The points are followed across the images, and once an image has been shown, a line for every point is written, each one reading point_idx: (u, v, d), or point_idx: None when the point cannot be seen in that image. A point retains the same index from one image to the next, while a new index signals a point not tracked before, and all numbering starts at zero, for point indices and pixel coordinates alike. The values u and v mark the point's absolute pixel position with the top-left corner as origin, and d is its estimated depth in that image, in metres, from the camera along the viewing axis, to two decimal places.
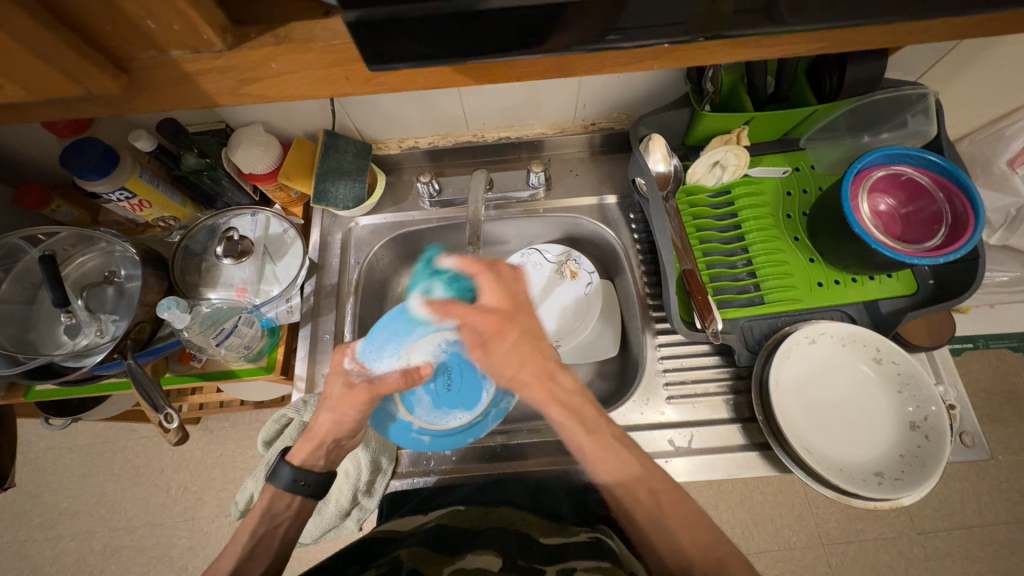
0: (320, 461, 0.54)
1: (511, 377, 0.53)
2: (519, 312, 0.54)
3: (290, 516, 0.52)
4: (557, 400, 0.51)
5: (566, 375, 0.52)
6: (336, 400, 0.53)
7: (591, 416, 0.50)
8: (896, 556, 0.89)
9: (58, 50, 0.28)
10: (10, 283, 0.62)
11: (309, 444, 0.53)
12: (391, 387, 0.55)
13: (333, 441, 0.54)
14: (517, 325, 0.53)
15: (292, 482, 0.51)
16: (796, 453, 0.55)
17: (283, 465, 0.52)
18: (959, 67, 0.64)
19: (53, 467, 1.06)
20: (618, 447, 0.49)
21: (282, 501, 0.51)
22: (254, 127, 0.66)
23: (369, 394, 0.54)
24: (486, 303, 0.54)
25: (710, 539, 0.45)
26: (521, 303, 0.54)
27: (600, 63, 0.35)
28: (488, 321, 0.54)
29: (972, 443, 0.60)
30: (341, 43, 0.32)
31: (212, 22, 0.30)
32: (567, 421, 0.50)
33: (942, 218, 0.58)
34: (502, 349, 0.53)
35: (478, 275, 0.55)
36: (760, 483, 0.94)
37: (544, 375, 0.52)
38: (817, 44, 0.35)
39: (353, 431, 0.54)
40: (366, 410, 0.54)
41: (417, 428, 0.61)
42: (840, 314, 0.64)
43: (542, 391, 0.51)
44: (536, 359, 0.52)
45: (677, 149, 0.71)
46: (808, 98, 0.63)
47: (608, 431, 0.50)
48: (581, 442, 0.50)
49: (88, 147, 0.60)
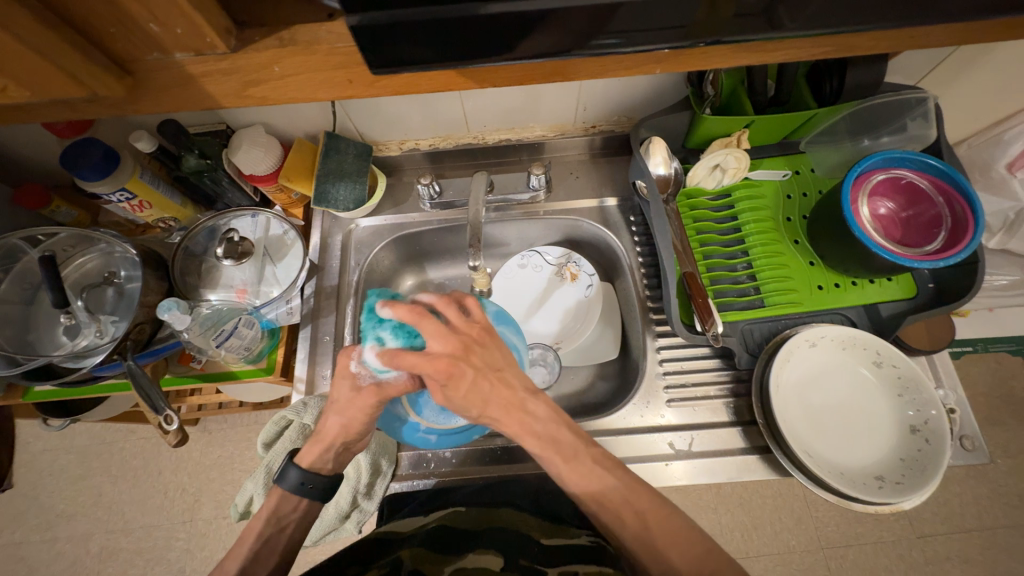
0: (327, 464, 0.54)
1: (478, 416, 0.47)
2: (469, 349, 0.46)
3: (297, 519, 0.52)
4: (532, 433, 0.47)
5: (537, 402, 0.48)
6: (344, 404, 0.51)
7: (568, 441, 0.48)
8: (895, 559, 0.89)
9: (64, 53, 0.28)
10: (10, 283, 0.62)
11: (317, 447, 0.53)
12: (400, 391, 0.51)
13: (342, 444, 0.53)
14: (471, 363, 0.46)
15: (298, 484, 0.51)
16: (797, 457, 0.55)
17: (292, 468, 0.52)
18: (959, 71, 0.64)
19: (50, 468, 1.06)
20: (608, 472, 0.47)
21: (288, 504, 0.52)
22: (255, 128, 0.66)
23: (376, 397, 0.50)
24: (434, 346, 0.45)
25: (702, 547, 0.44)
26: (468, 340, 0.47)
27: (603, 66, 0.35)
28: (437, 367, 0.44)
29: (973, 446, 0.60)
30: (345, 46, 0.32)
31: (217, 25, 0.30)
32: (545, 452, 0.48)
33: (942, 221, 0.58)
34: (462, 392, 0.46)
35: (418, 318, 0.45)
36: (760, 486, 0.94)
37: (512, 407, 0.47)
38: (817, 50, 0.36)
39: (361, 434, 0.53)
40: (373, 412, 0.51)
41: (427, 429, 0.60)
42: (841, 317, 0.64)
43: (517, 424, 0.47)
44: (501, 393, 0.47)
45: (677, 151, 0.71)
46: (808, 102, 0.63)
47: (586, 455, 0.48)
48: (557, 468, 0.48)
49: (89, 148, 0.60)
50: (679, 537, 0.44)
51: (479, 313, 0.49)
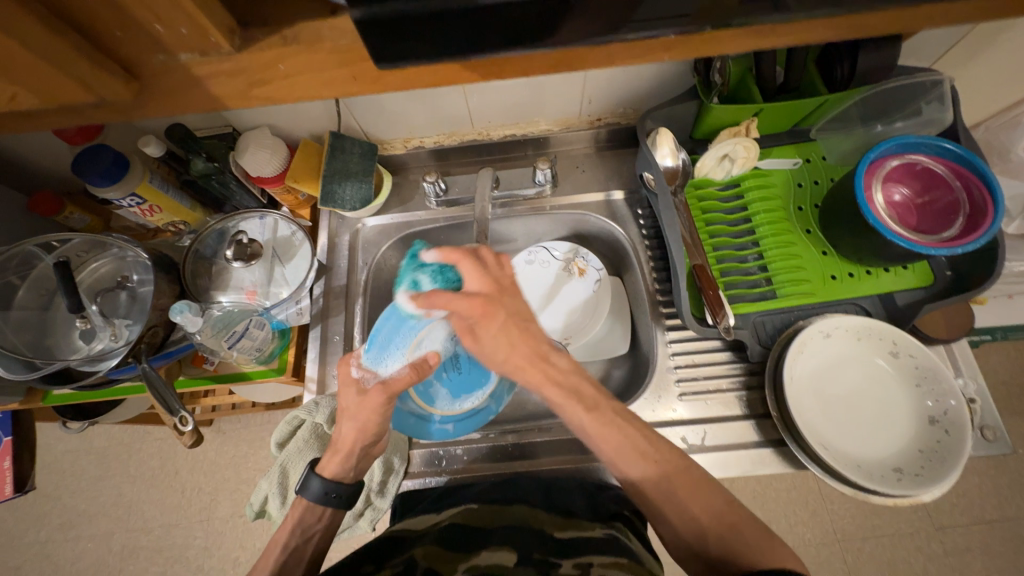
0: (350, 473, 0.54)
1: (505, 362, 0.48)
2: (503, 292, 0.48)
3: (321, 528, 0.53)
4: (554, 382, 0.47)
5: (561, 355, 0.48)
6: (354, 409, 0.51)
7: (590, 394, 0.47)
8: (913, 552, 0.88)
9: (69, 58, 0.28)
10: (27, 290, 0.64)
11: (338, 457, 0.53)
12: (405, 383, 0.52)
13: (361, 450, 0.53)
14: (503, 306, 0.47)
15: (323, 494, 0.52)
16: (812, 449, 0.54)
17: (313, 478, 0.52)
18: (975, 52, 0.62)
19: (71, 469, 1.08)
20: (630, 427, 0.47)
21: (313, 515, 0.52)
22: (261, 131, 0.67)
23: (384, 395, 0.51)
24: (469, 288, 0.48)
25: (721, 502, 0.44)
26: (506, 283, 0.49)
27: (608, 57, 0.35)
28: (472, 305, 0.47)
29: (994, 437, 0.59)
30: (347, 43, 0.32)
31: (219, 26, 0.30)
32: (566, 401, 0.47)
33: (959, 207, 0.57)
34: (492, 332, 0.47)
35: (456, 259, 0.48)
36: (773, 480, 0.93)
37: (537, 357, 0.47)
38: (826, 31, 0.35)
39: (377, 437, 0.53)
40: (385, 411, 0.52)
41: (438, 416, 0.63)
42: (855, 308, 0.63)
43: (538, 373, 0.47)
44: (528, 344, 0.47)
45: (685, 143, 0.71)
46: (818, 88, 0.62)
47: (609, 407, 0.47)
48: (580, 420, 0.47)
49: (99, 154, 0.60)
50: (696, 495, 0.44)
51: (513, 268, 0.50)
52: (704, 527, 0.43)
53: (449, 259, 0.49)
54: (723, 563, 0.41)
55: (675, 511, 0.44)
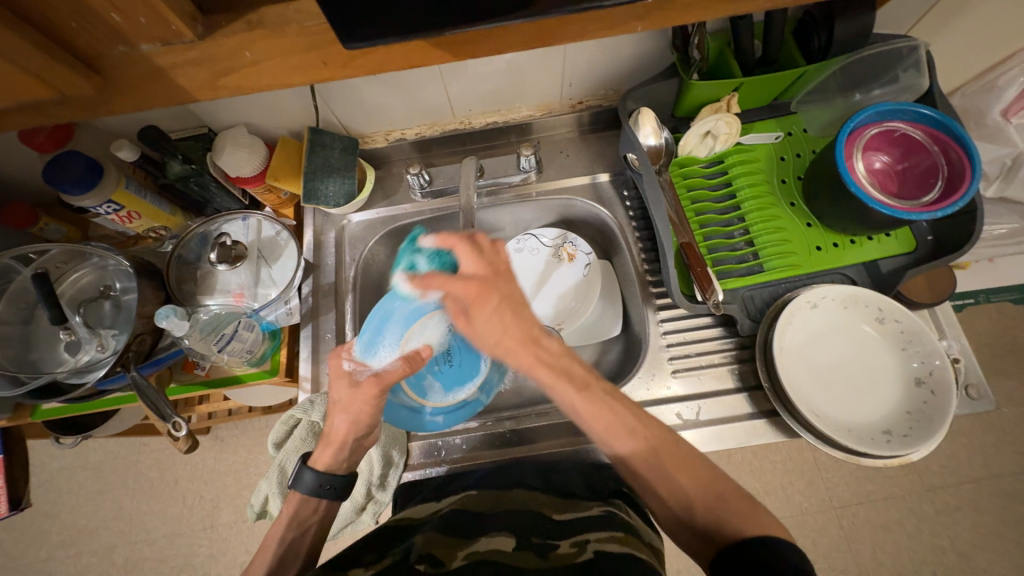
0: (343, 465, 0.54)
1: (496, 343, 0.48)
2: (500, 275, 0.49)
3: (318, 519, 0.53)
4: (545, 364, 0.47)
5: (551, 338, 0.48)
6: (346, 402, 0.51)
7: (580, 373, 0.48)
8: (906, 514, 0.90)
9: (25, 52, 0.27)
10: (6, 303, 0.62)
11: (331, 448, 0.53)
12: (398, 375, 0.51)
13: (354, 441, 0.53)
14: (498, 289, 0.48)
15: (316, 486, 0.52)
16: (804, 417, 0.55)
17: (306, 471, 0.52)
18: (949, 15, 0.63)
19: (68, 486, 1.07)
20: (621, 407, 0.47)
21: (308, 508, 0.52)
22: (238, 129, 0.65)
23: (378, 387, 0.51)
24: (465, 269, 0.49)
25: (707, 474, 0.45)
26: (502, 266, 0.49)
27: (582, 29, 0.34)
28: (469, 288, 0.47)
29: (978, 395, 0.60)
30: (313, 25, 0.31)
31: (180, 13, 0.29)
32: (557, 382, 0.47)
33: (938, 171, 0.57)
34: (485, 315, 0.47)
35: (453, 244, 0.49)
36: (769, 452, 0.95)
37: (529, 339, 0.47)
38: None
39: (369, 428, 0.53)
40: (379, 403, 0.52)
41: (431, 409, 0.64)
42: (840, 277, 0.63)
43: (530, 355, 0.47)
44: (519, 326, 0.47)
45: (667, 121, 0.71)
46: (796, 60, 0.62)
47: (600, 388, 0.47)
48: (569, 397, 0.47)
49: (70, 162, 0.59)
50: (683, 467, 0.45)
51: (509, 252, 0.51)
52: (692, 499, 0.43)
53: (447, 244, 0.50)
54: (709, 532, 0.41)
55: (665, 482, 0.45)
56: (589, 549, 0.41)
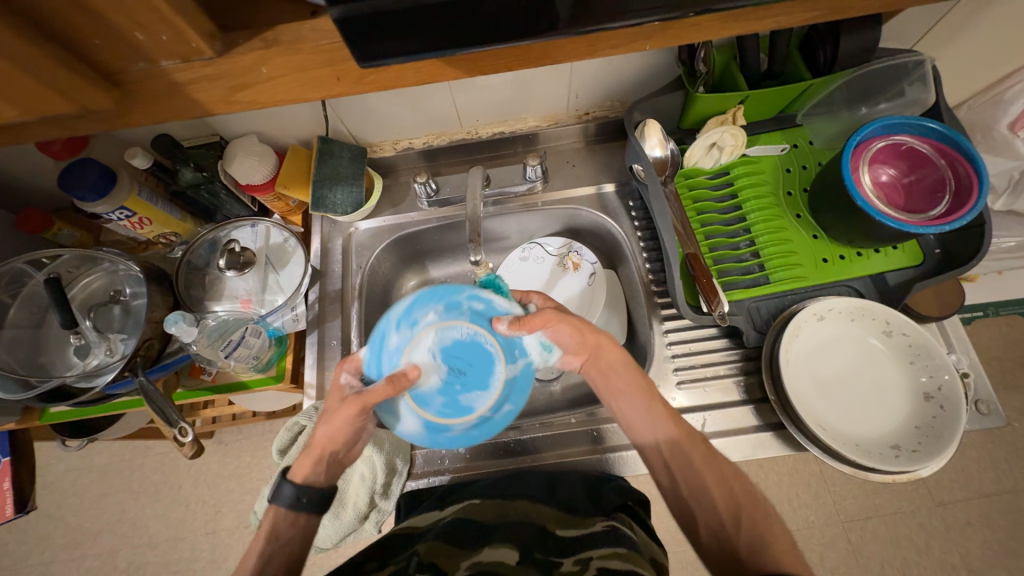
0: (321, 477, 0.53)
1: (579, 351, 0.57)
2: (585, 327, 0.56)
3: (296, 535, 0.52)
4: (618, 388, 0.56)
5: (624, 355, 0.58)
6: (332, 412, 0.51)
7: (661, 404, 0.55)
8: (916, 529, 0.89)
9: (48, 67, 0.28)
10: (18, 307, 0.63)
11: (309, 458, 0.53)
12: (378, 396, 0.49)
13: (330, 454, 0.53)
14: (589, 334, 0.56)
15: (294, 499, 0.51)
16: (811, 431, 0.54)
17: (286, 484, 0.52)
18: (955, 31, 0.63)
19: (72, 489, 1.07)
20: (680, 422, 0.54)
21: (286, 521, 0.51)
22: (249, 138, 0.67)
23: (357, 406, 0.49)
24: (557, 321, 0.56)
25: (741, 500, 0.48)
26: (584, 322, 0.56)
27: (591, 47, 0.35)
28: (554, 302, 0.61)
29: (988, 410, 0.60)
30: (329, 43, 0.31)
31: (200, 31, 0.30)
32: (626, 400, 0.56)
33: (945, 185, 0.57)
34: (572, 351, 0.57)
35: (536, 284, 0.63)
36: (775, 464, 0.94)
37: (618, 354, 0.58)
38: (807, 14, 0.35)
39: (347, 441, 0.53)
40: (357, 421, 0.50)
41: (493, 411, 0.53)
42: (847, 289, 0.63)
43: (617, 363, 0.56)
44: (608, 361, 0.57)
45: (673, 133, 0.71)
46: (802, 73, 0.62)
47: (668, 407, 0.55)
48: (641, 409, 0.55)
49: (85, 168, 0.60)
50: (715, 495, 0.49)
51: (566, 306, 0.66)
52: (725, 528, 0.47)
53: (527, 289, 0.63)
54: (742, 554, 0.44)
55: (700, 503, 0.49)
56: (592, 568, 0.41)
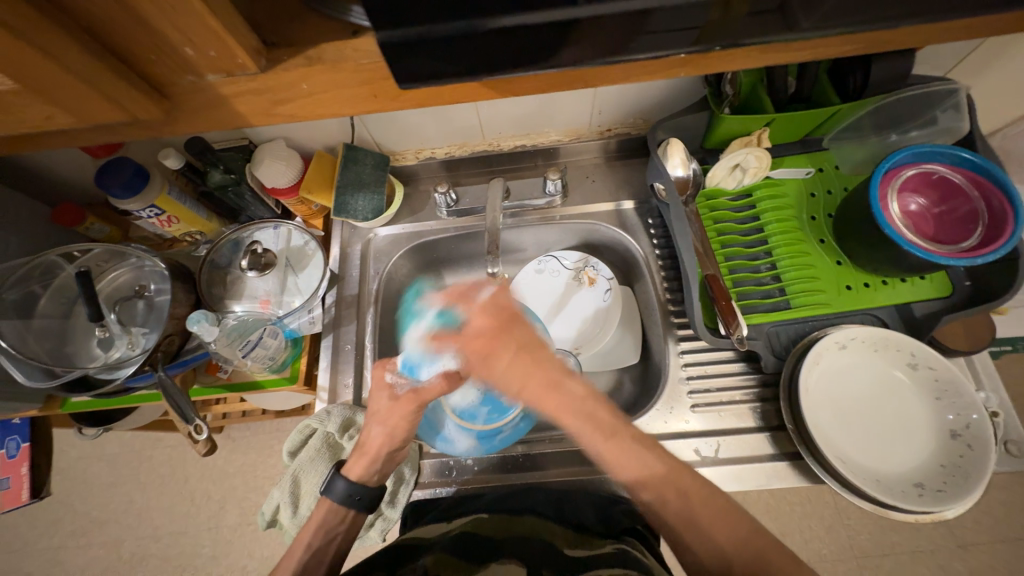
0: (373, 477, 0.55)
1: (519, 392, 0.49)
2: (508, 323, 0.51)
3: (343, 531, 0.53)
4: (568, 410, 0.47)
5: (573, 380, 0.48)
6: (385, 413, 0.53)
7: (607, 419, 0.47)
8: (935, 570, 0.85)
9: (104, 78, 0.29)
10: (48, 298, 0.65)
11: (363, 460, 0.54)
12: (436, 392, 0.53)
13: (386, 454, 0.54)
14: (509, 338, 0.50)
15: (346, 496, 0.52)
16: (829, 463, 0.53)
17: (338, 480, 0.53)
18: (993, 60, 0.62)
19: (83, 476, 1.09)
20: (648, 453, 0.47)
21: (336, 516, 0.53)
22: (277, 143, 0.68)
23: (415, 403, 0.53)
24: (474, 325, 0.52)
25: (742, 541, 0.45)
26: (507, 317, 0.52)
27: (623, 73, 0.35)
28: (476, 343, 0.50)
29: (1019, 452, 0.57)
30: (369, 62, 0.32)
31: (247, 47, 0.31)
32: (583, 430, 0.47)
33: (978, 216, 0.56)
34: (502, 364, 0.49)
35: (457, 301, 0.56)
36: (788, 493, 0.91)
37: (550, 386, 0.48)
38: (846, 47, 0.34)
39: (404, 442, 0.54)
40: (414, 418, 0.54)
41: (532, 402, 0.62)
42: (872, 318, 0.62)
43: (553, 402, 0.47)
44: (539, 370, 0.48)
45: (696, 152, 0.70)
46: (832, 98, 0.61)
47: (626, 434, 0.47)
48: (597, 448, 0.46)
49: (121, 167, 0.62)
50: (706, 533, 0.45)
51: (513, 298, 0.54)
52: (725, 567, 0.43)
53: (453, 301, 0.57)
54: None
55: (699, 538, 0.44)
56: None
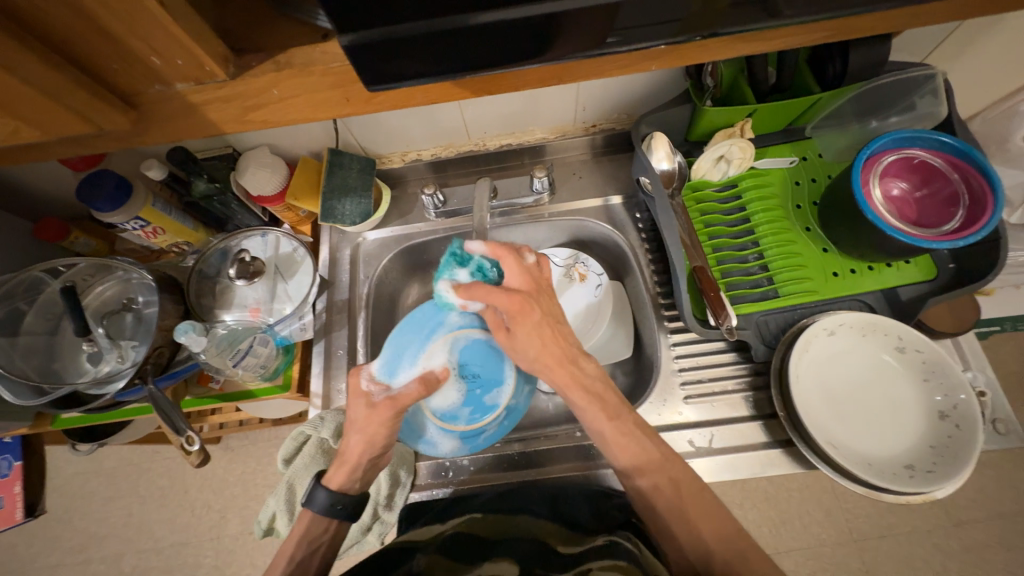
0: (354, 485, 0.54)
1: (534, 359, 0.49)
2: (540, 292, 0.50)
3: (327, 541, 0.54)
4: (582, 386, 0.49)
5: (590, 360, 0.49)
6: (362, 422, 0.52)
7: (613, 402, 0.49)
8: (932, 549, 0.86)
9: (70, 91, 0.29)
10: (35, 314, 0.65)
11: (344, 469, 0.53)
12: (413, 397, 0.53)
13: (368, 462, 0.53)
14: (540, 305, 0.49)
15: (329, 506, 0.52)
16: (820, 448, 0.54)
17: (320, 489, 0.53)
18: (968, 44, 0.62)
19: (80, 492, 1.09)
20: (647, 435, 0.49)
21: (319, 526, 0.53)
22: (261, 150, 0.68)
23: (393, 409, 0.52)
24: (510, 283, 0.50)
25: (734, 529, 0.45)
26: (541, 287, 0.51)
27: (597, 69, 0.35)
28: (511, 301, 0.48)
29: (1007, 430, 0.58)
30: (340, 66, 0.32)
31: (213, 54, 0.31)
32: (592, 408, 0.49)
33: (959, 199, 0.56)
34: (526, 329, 0.49)
35: (500, 256, 0.51)
36: (786, 480, 0.92)
37: (567, 361, 0.49)
38: (815, 35, 0.34)
39: (383, 449, 0.53)
40: (394, 424, 0.52)
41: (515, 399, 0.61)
42: (859, 304, 0.62)
43: (569, 376, 0.49)
44: (557, 345, 0.49)
45: (680, 145, 0.71)
46: (811, 87, 0.61)
47: (629, 416, 0.49)
48: (600, 426, 0.49)
49: (102, 180, 0.62)
50: (703, 521, 0.45)
51: (550, 271, 0.53)
52: (716, 555, 0.44)
53: (494, 254, 0.52)
54: None
55: (691, 528, 0.45)
56: None
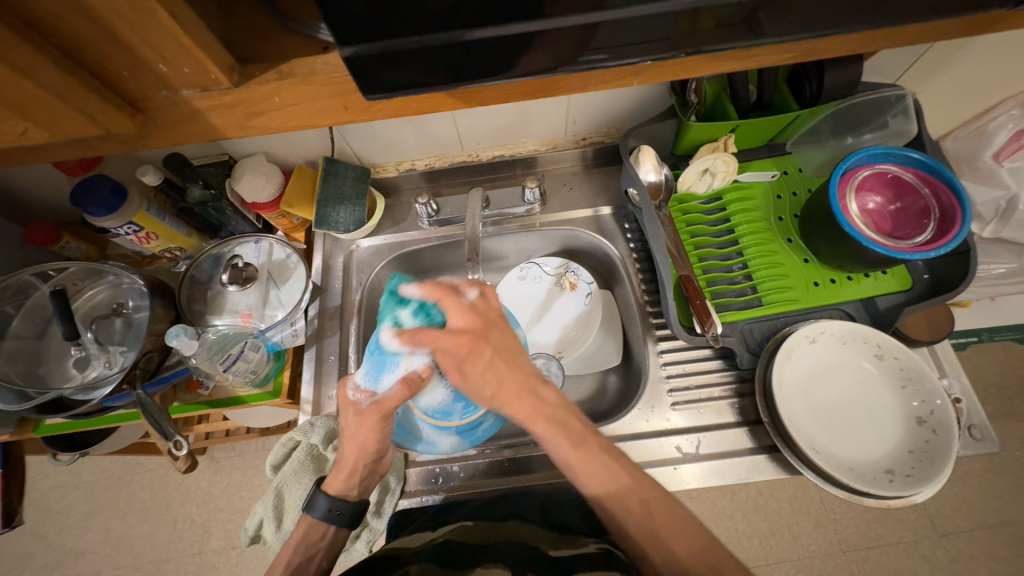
0: (354, 490, 0.55)
1: (492, 396, 0.49)
2: (488, 330, 0.49)
3: (324, 547, 0.53)
4: (542, 415, 0.48)
5: (548, 388, 0.49)
6: (353, 428, 0.53)
7: (576, 427, 0.49)
8: (920, 560, 0.87)
9: (80, 94, 0.30)
10: (22, 318, 0.64)
11: (341, 474, 0.54)
12: (397, 400, 0.51)
13: (364, 467, 0.54)
14: (488, 340, 0.49)
15: (328, 512, 0.53)
16: (805, 454, 0.55)
17: (320, 496, 0.53)
18: (936, 67, 0.66)
19: (58, 505, 1.06)
20: (615, 462, 0.48)
21: (316, 533, 0.53)
22: (256, 158, 0.69)
23: (379, 414, 0.52)
24: (454, 323, 0.49)
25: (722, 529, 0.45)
26: (489, 323, 0.50)
27: (584, 82, 0.37)
28: (460, 343, 0.47)
29: (982, 436, 0.60)
30: (339, 75, 0.33)
31: (219, 62, 0.32)
32: (554, 438, 0.48)
33: (930, 212, 0.59)
34: (479, 368, 0.48)
35: (440, 297, 0.50)
36: (775, 491, 0.93)
37: (525, 391, 0.49)
38: (787, 55, 0.37)
39: (378, 453, 0.54)
40: (383, 429, 0.53)
41: None
42: (839, 312, 0.64)
43: (528, 407, 0.48)
44: (514, 376, 0.49)
45: (667, 158, 0.73)
46: (790, 105, 0.65)
47: (594, 441, 0.49)
48: (565, 453, 0.48)
49: (96, 185, 0.62)
50: (690, 526, 0.46)
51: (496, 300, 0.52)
52: (701, 556, 0.44)
53: (432, 295, 0.51)
54: None
55: (679, 530, 0.46)
56: None
